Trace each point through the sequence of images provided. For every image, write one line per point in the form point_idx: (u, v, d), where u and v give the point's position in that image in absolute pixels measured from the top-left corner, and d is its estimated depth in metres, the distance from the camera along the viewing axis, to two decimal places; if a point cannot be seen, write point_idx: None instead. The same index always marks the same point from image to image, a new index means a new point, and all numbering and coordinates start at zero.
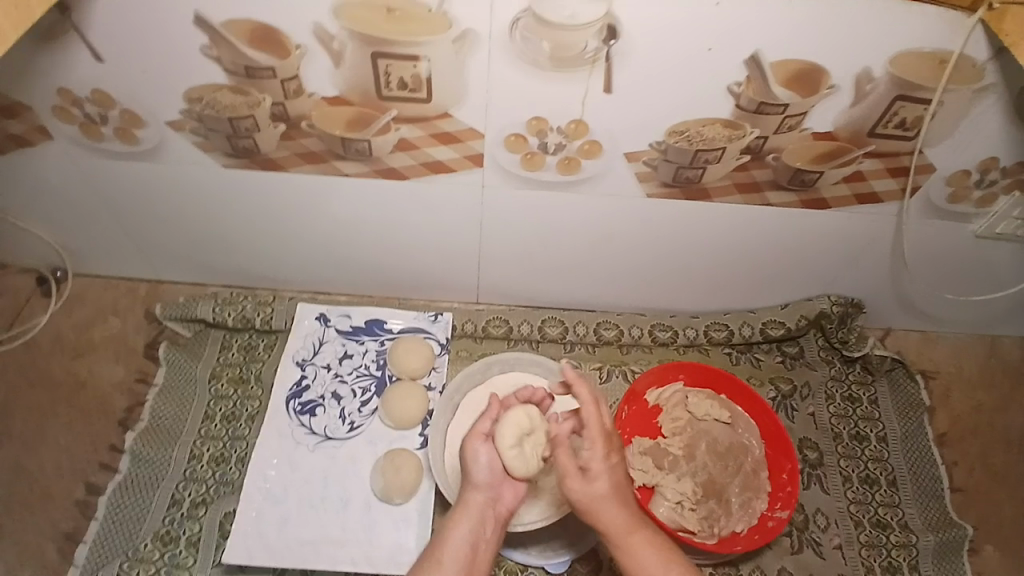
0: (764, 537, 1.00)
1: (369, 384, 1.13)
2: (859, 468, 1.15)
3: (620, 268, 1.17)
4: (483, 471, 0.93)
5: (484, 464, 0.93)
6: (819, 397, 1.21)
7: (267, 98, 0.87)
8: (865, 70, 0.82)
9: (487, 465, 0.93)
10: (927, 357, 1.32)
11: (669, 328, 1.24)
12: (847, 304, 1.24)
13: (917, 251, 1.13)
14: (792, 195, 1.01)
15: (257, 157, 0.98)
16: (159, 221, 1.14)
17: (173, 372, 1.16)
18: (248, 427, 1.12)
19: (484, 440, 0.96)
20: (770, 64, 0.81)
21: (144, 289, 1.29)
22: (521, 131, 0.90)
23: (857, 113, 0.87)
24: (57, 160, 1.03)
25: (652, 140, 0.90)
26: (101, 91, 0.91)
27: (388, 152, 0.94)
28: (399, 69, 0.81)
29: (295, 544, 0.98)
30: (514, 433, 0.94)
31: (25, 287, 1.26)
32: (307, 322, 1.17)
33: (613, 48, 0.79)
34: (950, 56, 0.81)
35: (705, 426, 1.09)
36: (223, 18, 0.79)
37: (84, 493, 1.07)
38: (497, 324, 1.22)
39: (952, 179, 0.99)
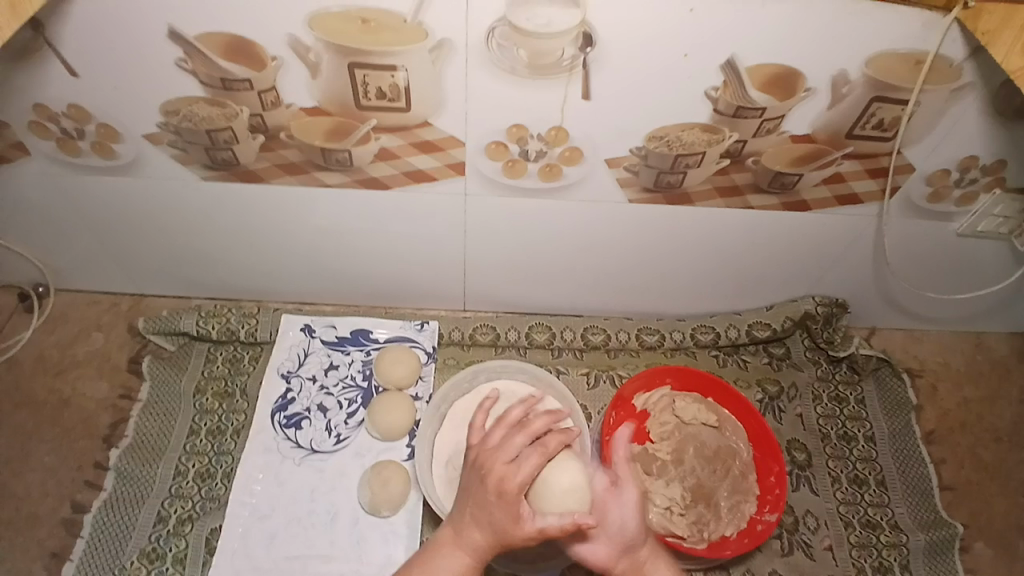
0: (753, 541, 1.01)
1: (355, 396, 1.12)
2: (848, 469, 1.15)
3: (606, 273, 1.17)
4: (509, 524, 0.77)
5: (509, 511, 0.78)
6: (807, 398, 1.22)
7: (245, 110, 0.87)
8: (842, 72, 0.82)
9: (529, 525, 0.78)
10: (914, 354, 1.32)
11: (655, 332, 1.24)
12: (832, 304, 1.24)
13: (901, 250, 1.14)
14: (774, 197, 1.01)
15: (238, 169, 0.98)
16: (141, 236, 1.13)
17: (157, 387, 1.15)
18: (233, 442, 1.11)
19: (504, 467, 0.79)
20: (746, 68, 0.81)
21: (127, 304, 1.27)
22: (501, 138, 0.90)
23: (835, 115, 0.88)
24: (35, 176, 1.02)
25: (633, 145, 0.90)
26: (78, 107, 0.90)
27: (370, 161, 0.94)
28: (377, 78, 0.81)
29: (283, 561, 0.98)
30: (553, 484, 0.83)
31: (5, 305, 1.25)
32: (291, 334, 1.16)
33: (589, 55, 0.79)
34: (926, 56, 0.81)
35: (693, 430, 1.09)
36: (199, 31, 0.78)
37: (69, 512, 1.06)
38: (484, 331, 1.21)
39: (932, 178, 1.00)
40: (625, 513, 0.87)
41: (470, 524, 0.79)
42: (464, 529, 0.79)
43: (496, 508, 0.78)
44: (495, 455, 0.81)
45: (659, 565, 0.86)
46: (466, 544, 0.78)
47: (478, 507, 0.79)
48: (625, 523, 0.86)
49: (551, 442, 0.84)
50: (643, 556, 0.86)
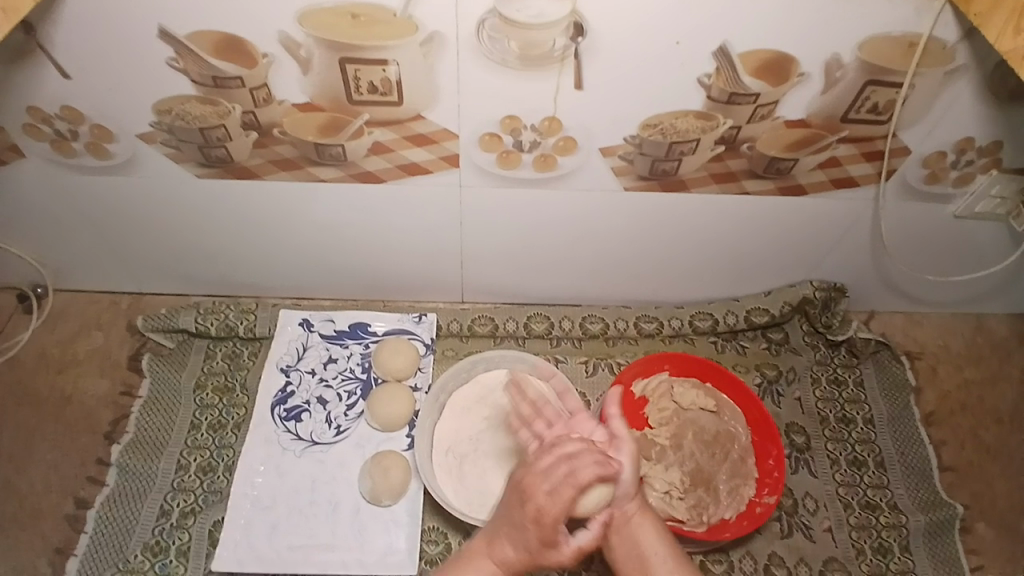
0: (752, 523, 1.01)
1: (354, 388, 1.13)
2: (847, 451, 1.16)
3: (603, 262, 1.17)
4: (544, 549, 0.79)
5: (544, 538, 0.78)
6: (805, 381, 1.22)
7: (236, 107, 0.87)
8: (835, 57, 0.82)
9: (568, 546, 0.81)
10: (912, 336, 1.33)
11: (653, 319, 1.24)
12: (829, 288, 1.24)
13: (897, 232, 1.14)
14: (769, 182, 1.01)
15: (231, 166, 0.97)
16: (137, 234, 1.14)
17: (158, 384, 1.16)
18: (234, 436, 1.12)
19: (545, 499, 0.77)
20: (739, 55, 0.81)
21: (126, 302, 1.28)
22: (494, 130, 0.89)
23: (829, 99, 0.87)
24: (29, 176, 1.02)
25: (626, 135, 0.90)
26: (68, 106, 0.89)
27: (363, 156, 0.94)
28: (368, 73, 0.81)
29: (286, 552, 0.99)
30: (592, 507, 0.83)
31: (5, 305, 1.25)
32: (290, 328, 1.17)
33: (581, 45, 0.78)
34: (920, 39, 0.81)
35: (692, 415, 1.10)
36: (187, 29, 0.78)
37: (74, 509, 1.07)
38: (482, 321, 1.22)
39: (928, 160, 0.99)
40: (623, 469, 0.86)
41: (504, 540, 0.80)
42: (497, 545, 0.81)
43: (531, 534, 0.78)
44: (540, 485, 0.78)
45: (647, 524, 0.88)
46: (497, 556, 0.80)
47: (513, 529, 0.79)
48: (621, 482, 0.85)
49: (584, 469, 0.78)
50: (632, 510, 0.88)
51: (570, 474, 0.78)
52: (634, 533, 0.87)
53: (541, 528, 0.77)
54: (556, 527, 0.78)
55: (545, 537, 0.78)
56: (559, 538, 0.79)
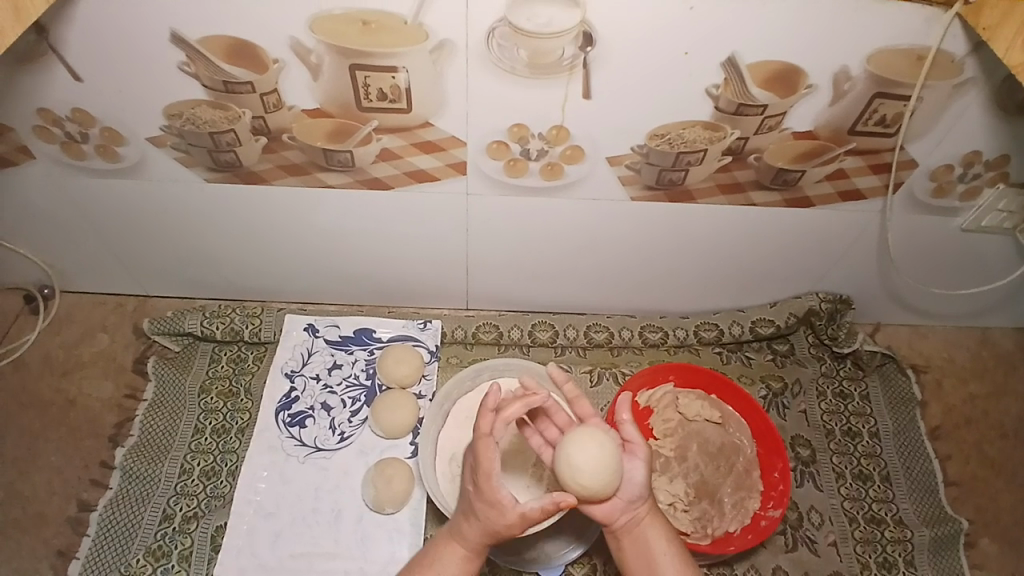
0: (757, 536, 1.00)
1: (359, 394, 1.13)
2: (852, 465, 1.15)
3: (609, 271, 1.17)
4: (490, 512, 0.79)
5: (484, 499, 0.79)
6: (811, 394, 1.22)
7: (246, 112, 0.87)
8: (843, 68, 0.82)
9: (512, 509, 0.78)
10: (918, 350, 1.32)
11: (658, 329, 1.24)
12: (836, 301, 1.24)
13: (904, 246, 1.13)
14: (776, 194, 1.01)
15: (240, 171, 0.98)
16: (145, 238, 1.14)
17: (163, 387, 1.16)
18: (238, 440, 1.11)
19: (483, 454, 0.78)
20: (747, 66, 0.81)
21: (133, 305, 1.28)
22: (502, 137, 0.90)
23: (837, 111, 0.87)
24: (40, 179, 1.03)
25: (633, 144, 0.90)
26: (81, 110, 0.90)
27: (371, 163, 0.94)
28: (377, 80, 0.81)
29: (288, 559, 0.98)
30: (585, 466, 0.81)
31: (12, 307, 1.26)
32: (295, 333, 1.17)
33: (590, 54, 0.79)
34: (927, 52, 0.81)
35: (696, 427, 1.10)
36: (200, 35, 0.78)
37: (77, 512, 1.07)
38: (487, 329, 1.22)
39: (936, 173, 0.99)
40: (633, 471, 0.85)
41: (463, 518, 0.83)
42: (459, 528, 0.83)
43: (475, 498, 0.80)
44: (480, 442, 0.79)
45: (655, 526, 0.86)
46: (462, 540, 0.82)
47: (468, 506, 0.82)
48: (631, 481, 0.84)
49: (488, 424, 0.79)
50: (642, 513, 0.86)
51: (490, 427, 0.80)
52: (643, 537, 0.85)
53: (480, 491, 0.79)
54: (492, 484, 0.78)
55: (485, 497, 0.78)
56: (505, 497, 0.78)
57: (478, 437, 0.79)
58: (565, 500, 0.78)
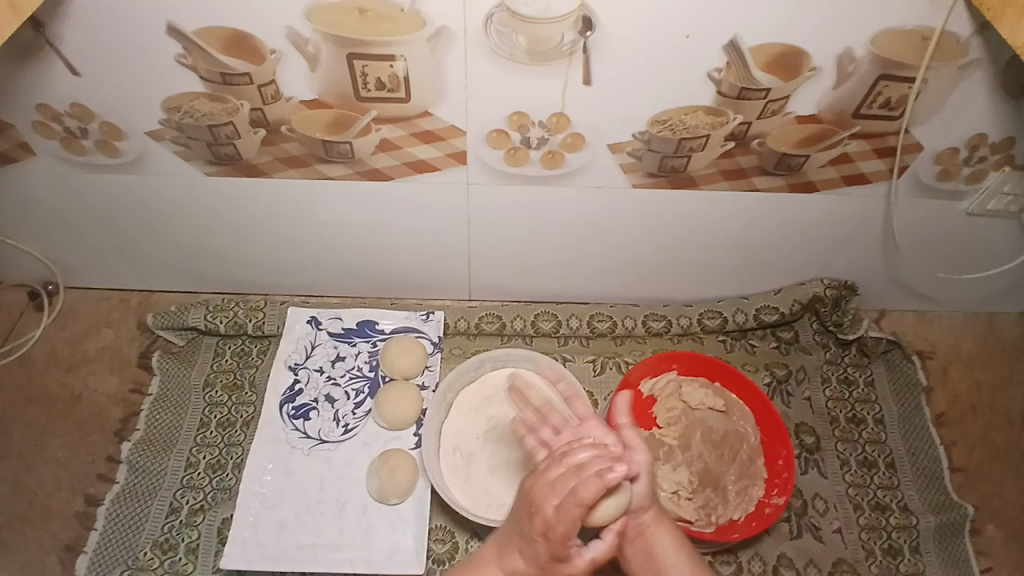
0: (761, 524, 1.00)
1: (362, 386, 1.13)
2: (857, 451, 1.15)
3: (612, 260, 1.17)
4: (553, 561, 0.75)
5: (554, 553, 0.74)
6: (816, 381, 1.21)
7: (245, 104, 0.87)
8: (846, 51, 0.81)
9: (579, 559, 0.77)
10: (923, 336, 1.31)
11: (662, 318, 1.23)
12: (840, 287, 1.23)
13: (910, 231, 1.12)
14: (779, 179, 1.00)
15: (240, 164, 0.98)
16: (146, 232, 1.14)
17: (167, 380, 1.17)
18: (243, 433, 1.12)
19: (554, 514, 0.72)
20: (750, 49, 0.80)
21: (136, 300, 1.29)
22: (502, 126, 0.89)
23: (841, 94, 0.86)
24: (40, 174, 1.03)
25: (635, 131, 0.90)
26: (79, 104, 0.90)
27: (370, 153, 0.94)
28: (376, 69, 0.80)
29: (293, 550, 0.99)
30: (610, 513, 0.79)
31: (16, 303, 1.26)
32: (298, 326, 1.17)
33: (589, 40, 0.78)
34: (932, 33, 0.80)
35: (700, 415, 1.10)
36: (196, 26, 0.78)
37: (84, 506, 1.08)
38: (490, 320, 1.22)
39: (941, 157, 0.98)
40: (637, 482, 0.81)
41: (513, 551, 0.77)
42: (507, 554, 0.77)
43: (542, 550, 0.74)
44: (551, 499, 0.72)
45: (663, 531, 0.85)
46: (507, 566, 0.77)
47: (524, 545, 0.75)
48: (635, 494, 0.82)
49: (588, 492, 0.70)
50: (647, 521, 0.84)
51: (574, 492, 0.71)
52: (650, 545, 0.84)
53: (552, 548, 0.73)
54: (566, 544, 0.73)
55: (558, 553, 0.73)
56: (570, 550, 0.74)
57: (543, 491, 0.73)
58: (603, 544, 0.80)
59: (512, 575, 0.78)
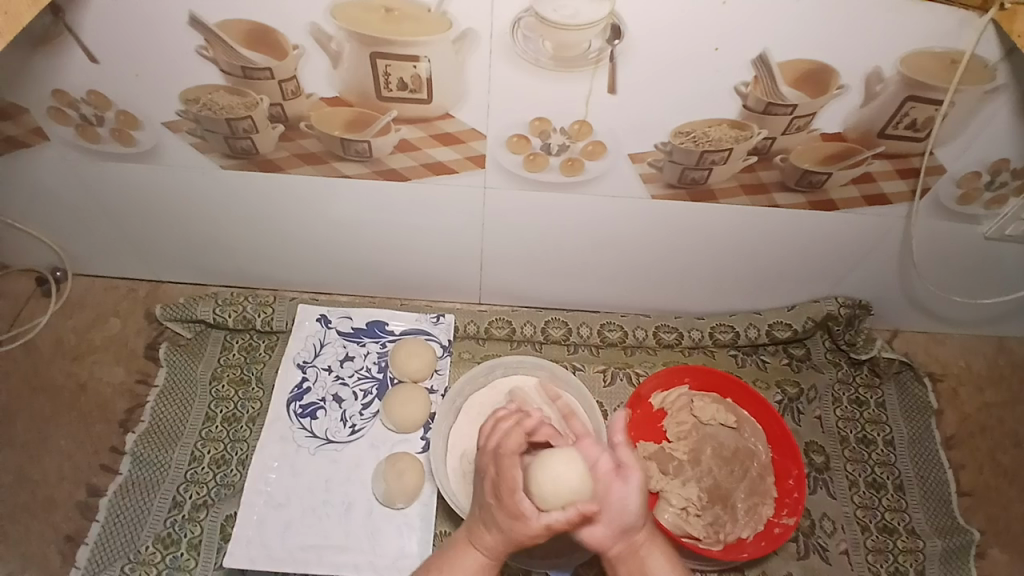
0: (770, 544, 0.99)
1: (370, 387, 1.12)
2: (866, 472, 1.14)
3: (626, 269, 1.15)
4: (511, 524, 0.78)
5: (507, 510, 0.78)
6: (826, 400, 1.20)
7: (264, 99, 0.86)
8: (875, 70, 0.80)
9: (534, 521, 0.78)
10: (936, 358, 1.30)
11: (673, 330, 1.22)
12: (855, 306, 1.22)
13: (929, 252, 1.11)
14: (801, 196, 0.99)
15: (257, 159, 0.97)
16: (159, 223, 1.14)
17: (174, 373, 1.16)
18: (249, 429, 1.11)
19: (508, 471, 0.80)
20: (778, 63, 0.79)
21: (145, 291, 1.28)
22: (523, 131, 0.88)
23: (867, 114, 0.85)
24: (55, 162, 1.02)
25: (657, 141, 0.88)
26: (97, 93, 0.89)
27: (389, 153, 0.93)
28: (398, 69, 0.79)
29: (297, 550, 0.98)
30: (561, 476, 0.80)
31: (25, 289, 1.26)
32: (307, 323, 1.16)
33: (617, 47, 0.77)
34: (961, 56, 0.79)
35: (711, 430, 1.08)
36: (219, 19, 0.77)
37: (86, 496, 1.07)
38: (499, 325, 1.21)
39: (963, 179, 0.97)
40: (628, 499, 0.80)
41: (480, 527, 0.81)
42: (476, 535, 0.81)
43: (495, 511, 0.79)
44: (489, 457, 0.82)
45: (657, 553, 0.83)
46: (480, 546, 0.80)
47: (485, 515, 0.80)
48: (625, 510, 0.80)
49: (511, 441, 0.82)
50: (639, 540, 0.83)
51: (500, 447, 0.82)
52: (641, 564, 0.82)
53: (503, 504, 0.78)
54: (514, 497, 0.78)
55: (506, 507, 0.78)
56: (523, 510, 0.78)
57: (486, 457, 0.82)
58: (565, 515, 0.78)
59: (488, 557, 0.80)
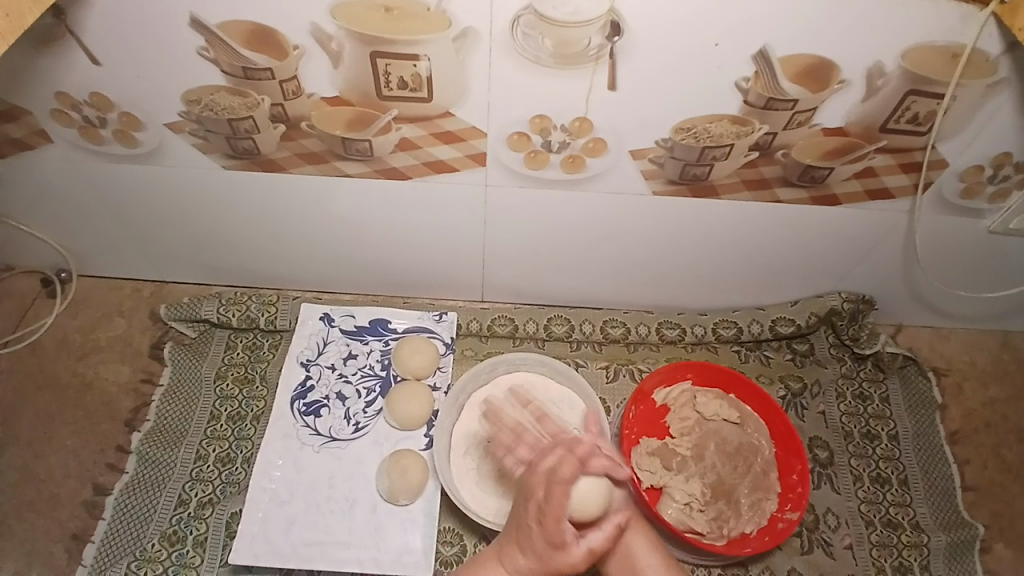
0: (774, 539, 0.98)
1: (373, 385, 1.13)
2: (871, 467, 1.13)
3: (627, 266, 1.15)
4: (551, 550, 0.81)
5: (549, 537, 0.80)
6: (830, 395, 1.20)
7: (266, 99, 0.86)
8: (877, 64, 0.79)
9: (574, 548, 0.82)
10: (939, 352, 1.30)
11: (676, 326, 1.22)
12: (858, 301, 1.22)
13: (932, 247, 1.11)
14: (803, 191, 0.98)
15: (258, 158, 0.97)
16: (162, 224, 1.14)
17: (179, 372, 1.17)
18: (253, 427, 1.12)
19: (557, 503, 0.80)
20: (779, 59, 0.79)
21: (149, 290, 1.29)
22: (523, 129, 0.88)
23: (869, 108, 0.85)
24: (58, 163, 1.03)
25: (658, 138, 0.88)
26: (99, 94, 0.90)
27: (390, 152, 0.93)
28: (399, 68, 0.80)
29: (302, 546, 0.98)
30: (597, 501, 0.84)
31: (29, 290, 1.27)
32: (310, 322, 1.16)
33: (617, 45, 0.77)
34: (964, 49, 0.78)
35: (714, 426, 1.08)
36: (220, 20, 0.77)
37: (92, 495, 1.08)
38: (502, 322, 1.21)
39: (966, 173, 0.96)
40: (624, 484, 0.90)
41: (515, 548, 0.82)
42: (508, 556, 0.83)
43: (539, 536, 0.80)
44: (540, 487, 0.81)
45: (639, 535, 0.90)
46: (509, 565, 0.83)
47: (522, 537, 0.82)
48: (620, 492, 0.89)
49: (567, 470, 0.82)
50: (627, 524, 0.89)
51: (552, 476, 0.81)
52: (628, 547, 0.89)
53: (547, 532, 0.80)
54: (559, 527, 0.80)
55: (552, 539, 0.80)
56: (566, 539, 0.81)
57: (535, 480, 0.82)
58: (602, 535, 0.84)
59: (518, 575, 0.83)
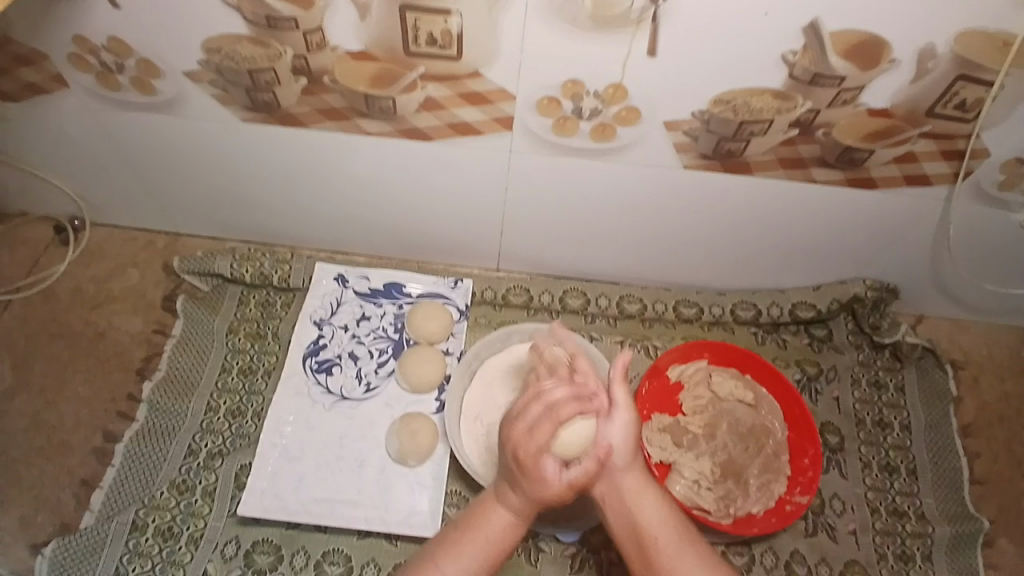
0: (781, 520, 0.99)
1: (386, 347, 1.12)
2: (880, 455, 1.13)
3: (648, 239, 1.12)
4: (534, 485, 0.83)
5: (530, 474, 0.83)
6: (845, 381, 1.18)
7: (288, 50, 0.83)
8: (928, 46, 0.75)
9: (555, 482, 0.83)
10: (959, 345, 1.27)
11: (694, 304, 1.21)
12: (882, 290, 1.19)
13: (964, 238, 1.07)
14: (839, 171, 0.94)
15: (277, 112, 0.94)
16: (176, 175, 1.12)
17: (191, 324, 1.16)
18: (264, 382, 1.12)
19: (521, 436, 0.85)
20: (830, 32, 0.74)
21: (162, 243, 1.27)
22: (554, 93, 0.84)
23: (916, 91, 0.81)
24: (71, 108, 1.00)
25: (694, 109, 0.85)
26: (116, 39, 0.86)
27: (413, 112, 0.90)
28: (428, 23, 0.77)
29: (311, 503, 0.99)
30: (577, 444, 0.86)
31: (42, 236, 1.26)
32: (325, 282, 1.15)
33: (661, 7, 0.73)
34: (1013, 40, 0.75)
35: (728, 406, 1.07)
36: None
37: (103, 443, 1.09)
38: (518, 291, 1.20)
39: (1009, 164, 0.92)
40: (615, 434, 0.87)
41: (506, 487, 0.86)
42: (502, 496, 0.86)
43: (518, 473, 0.84)
44: (517, 425, 0.86)
45: (647, 496, 0.87)
46: (506, 504, 0.86)
47: (509, 477, 0.86)
48: (614, 445, 0.87)
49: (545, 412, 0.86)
50: (627, 487, 0.87)
51: (551, 410, 0.86)
52: (628, 506, 0.86)
53: (524, 466, 0.84)
54: (541, 459, 0.83)
55: (529, 472, 0.83)
56: (544, 470, 0.83)
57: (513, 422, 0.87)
58: (582, 468, 0.85)
59: (512, 514, 0.86)
